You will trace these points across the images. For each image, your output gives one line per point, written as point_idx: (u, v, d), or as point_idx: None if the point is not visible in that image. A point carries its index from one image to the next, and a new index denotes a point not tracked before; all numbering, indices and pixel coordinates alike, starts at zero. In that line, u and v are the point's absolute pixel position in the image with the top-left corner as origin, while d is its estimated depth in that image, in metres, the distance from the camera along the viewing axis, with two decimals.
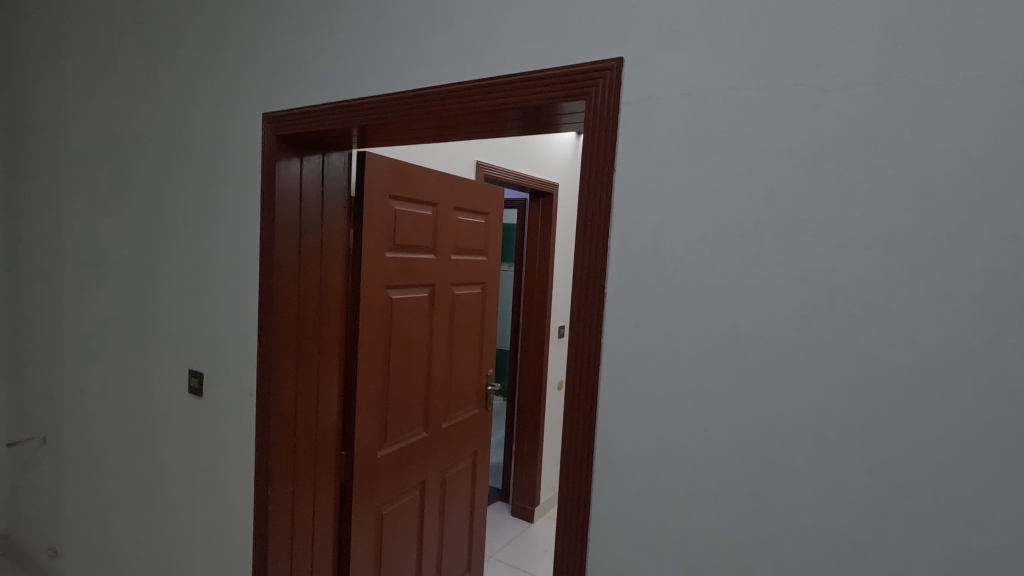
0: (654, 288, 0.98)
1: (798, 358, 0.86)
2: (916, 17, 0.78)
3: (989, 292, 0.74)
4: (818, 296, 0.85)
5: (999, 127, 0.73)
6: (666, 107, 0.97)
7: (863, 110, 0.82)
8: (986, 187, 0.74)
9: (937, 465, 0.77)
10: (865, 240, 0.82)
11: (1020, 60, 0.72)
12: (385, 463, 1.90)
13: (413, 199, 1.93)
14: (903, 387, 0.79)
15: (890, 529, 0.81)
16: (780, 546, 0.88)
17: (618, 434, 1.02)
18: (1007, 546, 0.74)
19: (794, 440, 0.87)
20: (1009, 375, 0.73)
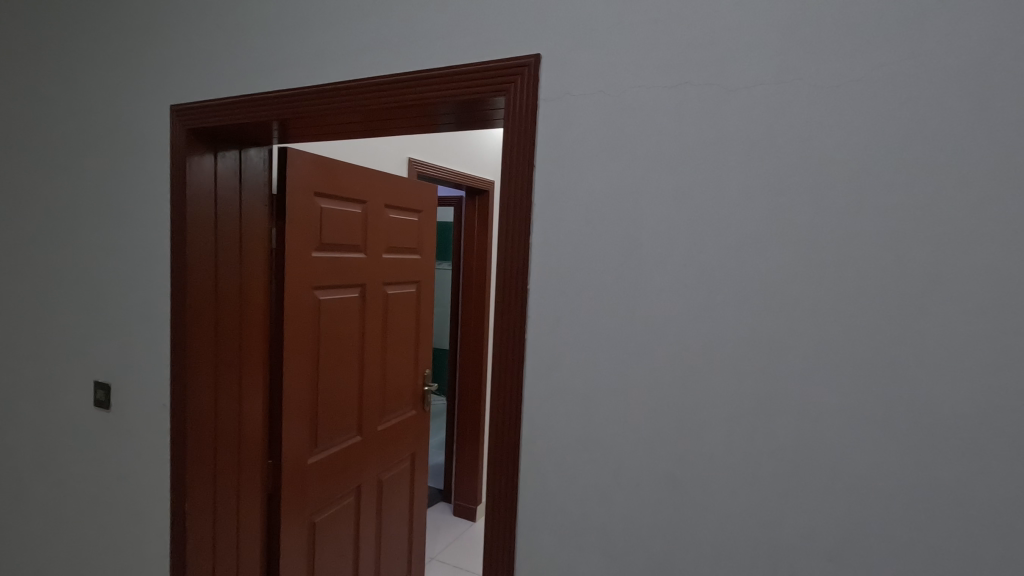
0: (574, 284, 0.99)
1: (707, 351, 0.90)
2: (811, 22, 0.83)
3: (877, 281, 0.79)
4: (728, 289, 0.88)
5: (875, 128, 0.79)
6: (583, 105, 0.98)
7: (765, 110, 0.85)
8: (867, 186, 0.80)
9: (835, 446, 0.82)
10: (767, 234, 0.86)
11: (889, 67, 0.78)
12: (316, 469, 1.84)
13: (340, 197, 1.87)
14: (804, 372, 0.84)
15: (791, 510, 0.85)
16: (698, 532, 0.91)
17: (543, 430, 1.02)
18: (893, 517, 0.80)
19: (706, 429, 0.90)
20: (889, 358, 0.79)
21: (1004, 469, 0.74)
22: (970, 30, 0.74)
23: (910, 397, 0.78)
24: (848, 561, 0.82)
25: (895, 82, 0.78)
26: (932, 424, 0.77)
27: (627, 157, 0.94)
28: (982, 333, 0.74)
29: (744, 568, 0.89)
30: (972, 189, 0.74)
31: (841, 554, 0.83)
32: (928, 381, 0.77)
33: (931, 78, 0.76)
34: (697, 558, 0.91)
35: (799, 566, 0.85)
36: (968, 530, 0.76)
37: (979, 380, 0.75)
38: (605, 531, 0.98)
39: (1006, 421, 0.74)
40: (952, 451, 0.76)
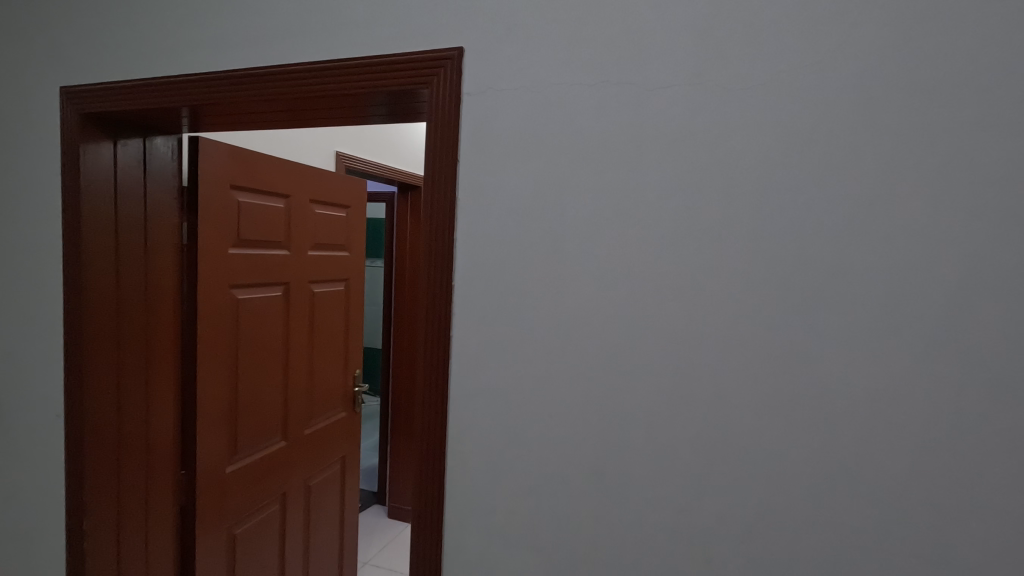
0: (499, 280, 0.99)
1: (627, 345, 0.92)
2: (722, 28, 0.86)
3: (781, 275, 0.84)
4: (647, 284, 0.90)
5: (777, 131, 0.84)
6: (507, 101, 0.97)
7: (681, 110, 0.88)
8: (771, 186, 0.84)
9: (746, 433, 0.86)
10: (681, 231, 0.89)
11: (789, 74, 0.83)
12: (236, 478, 1.74)
13: (260, 190, 1.78)
14: (717, 364, 0.87)
15: (706, 498, 0.88)
16: (620, 523, 0.93)
17: (469, 428, 1.01)
18: (798, 499, 0.84)
19: (628, 421, 0.92)
20: (792, 348, 0.84)
21: (893, 448, 0.80)
22: (862, 41, 0.80)
23: (812, 384, 0.83)
24: (759, 544, 0.86)
25: (794, 87, 0.83)
26: (829, 409, 0.82)
27: (551, 153, 0.95)
28: (873, 322, 0.80)
29: (664, 556, 0.91)
30: (861, 190, 0.80)
31: (752, 537, 0.86)
32: (827, 368, 0.82)
33: (828, 84, 0.81)
34: (620, 549, 0.93)
35: (714, 551, 0.88)
36: (863, 507, 0.81)
37: (872, 366, 0.81)
38: (532, 527, 0.98)
39: (892, 405, 0.80)
40: (848, 433, 0.82)
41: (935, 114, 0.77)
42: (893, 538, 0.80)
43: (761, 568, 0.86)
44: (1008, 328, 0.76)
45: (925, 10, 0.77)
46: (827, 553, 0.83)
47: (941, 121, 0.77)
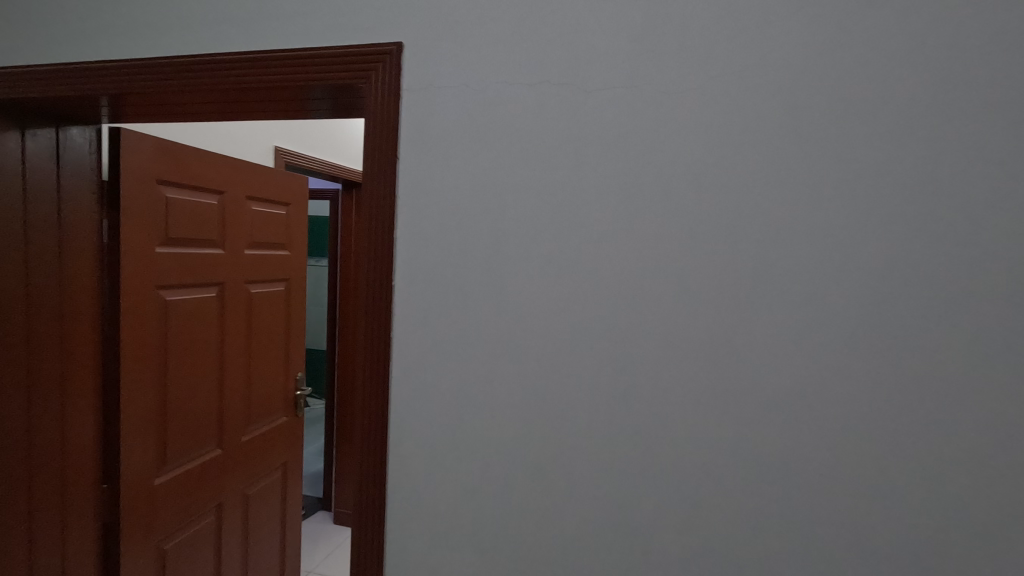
0: (440, 279, 0.97)
1: (569, 343, 0.92)
2: (657, 33, 0.88)
3: (713, 274, 0.87)
4: (587, 284, 0.91)
5: (710, 135, 0.86)
6: (448, 99, 0.96)
7: (618, 112, 0.89)
8: (703, 188, 0.87)
9: (682, 428, 0.88)
10: (619, 230, 0.90)
11: (720, 80, 0.86)
12: (166, 489, 1.64)
13: (192, 185, 1.68)
14: (654, 361, 0.89)
15: (644, 491, 0.90)
16: (562, 521, 0.93)
17: (411, 431, 0.99)
18: (731, 489, 0.87)
19: (569, 419, 0.92)
20: (725, 344, 0.87)
21: (816, 437, 0.84)
22: (786, 50, 0.84)
23: (744, 378, 0.86)
24: (695, 534, 0.88)
25: (725, 93, 0.86)
26: (759, 402, 0.86)
27: (491, 152, 0.94)
28: (799, 318, 0.84)
29: (605, 550, 0.92)
30: (786, 193, 0.84)
31: (689, 528, 0.89)
32: (757, 363, 0.86)
33: (756, 91, 0.85)
34: (562, 545, 0.93)
35: (652, 542, 0.90)
36: (790, 495, 0.85)
37: (798, 360, 0.84)
38: (475, 529, 0.97)
39: (815, 397, 0.84)
40: (777, 424, 0.85)
41: (852, 120, 0.82)
42: (818, 523, 0.84)
43: (697, 558, 0.88)
44: (919, 322, 0.81)
45: (842, 22, 0.82)
46: (758, 540, 0.86)
47: (858, 127, 0.82)
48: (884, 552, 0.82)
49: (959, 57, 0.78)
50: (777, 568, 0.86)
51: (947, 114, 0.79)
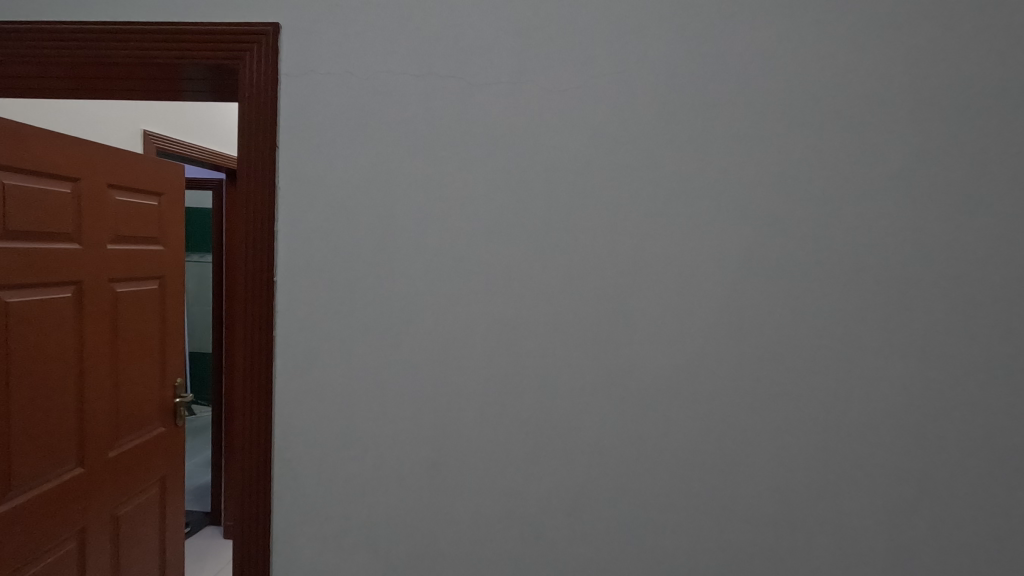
0: (324, 273, 0.93)
1: (462, 335, 0.92)
2: (542, 31, 0.90)
3: (596, 266, 0.91)
4: (477, 278, 0.92)
5: (591, 133, 0.90)
6: (330, 86, 0.92)
7: (505, 107, 0.91)
8: (586, 184, 0.91)
9: (570, 413, 0.92)
10: (508, 224, 0.91)
11: (599, 81, 0.90)
12: (14, 517, 1.44)
13: (37, 172, 1.48)
14: (543, 351, 0.92)
15: (535, 476, 0.93)
16: (457, 513, 0.93)
17: (298, 433, 0.95)
18: (615, 468, 0.92)
19: (462, 412, 0.93)
20: (608, 331, 0.91)
21: (688, 415, 0.91)
22: (659, 55, 0.89)
23: (624, 364, 0.91)
24: (583, 513, 0.92)
25: (605, 94, 0.90)
26: (639, 385, 0.91)
27: (378, 143, 0.92)
28: (673, 306, 0.91)
29: (498, 538, 0.93)
30: (659, 190, 0.90)
31: (577, 509, 0.93)
32: (637, 349, 0.91)
33: (633, 92, 0.90)
34: (456, 535, 0.94)
35: (544, 524, 0.93)
36: (668, 470, 0.92)
37: (672, 344, 0.91)
38: (369, 529, 0.95)
39: (686, 379, 0.91)
40: (655, 405, 0.91)
41: (717, 123, 0.89)
42: (692, 494, 0.92)
43: (586, 536, 0.93)
44: (771, 307, 0.90)
45: (706, 33, 0.89)
46: (640, 514, 0.92)
47: (722, 129, 0.89)
48: (747, 515, 0.92)
49: (803, 71, 0.89)
50: (656, 537, 0.92)
51: (793, 121, 0.89)
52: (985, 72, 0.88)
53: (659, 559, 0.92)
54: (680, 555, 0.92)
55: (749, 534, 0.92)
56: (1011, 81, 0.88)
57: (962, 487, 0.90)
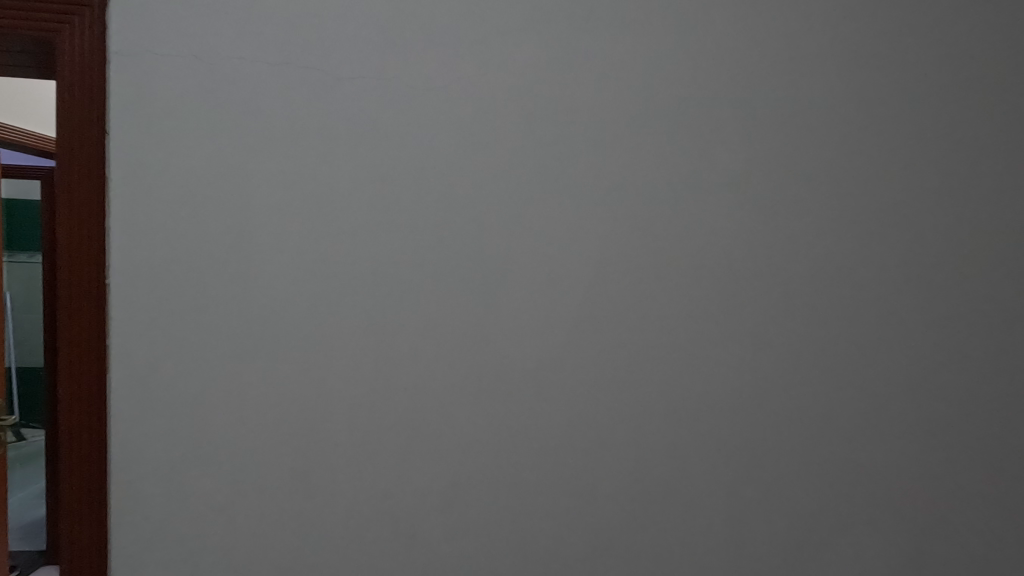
0: (170, 275, 0.85)
1: (328, 336, 0.89)
2: (406, 27, 0.89)
3: (466, 264, 0.92)
4: (345, 277, 0.89)
5: (459, 132, 0.91)
6: (173, 69, 0.84)
7: (370, 101, 0.89)
8: (455, 183, 0.91)
9: (442, 410, 0.92)
10: (376, 222, 0.90)
11: (466, 80, 0.91)
12: None
13: None
14: (414, 349, 0.91)
15: (408, 476, 0.92)
16: (327, 523, 0.90)
17: (140, 450, 0.85)
18: (488, 462, 0.94)
19: (331, 416, 0.89)
20: (478, 328, 0.93)
21: (557, 406, 0.96)
22: (523, 60, 0.93)
23: (495, 359, 0.94)
24: (457, 509, 0.93)
25: (471, 94, 0.91)
26: (509, 379, 0.94)
27: (229, 133, 0.85)
28: (540, 302, 0.95)
29: (371, 541, 0.91)
30: (525, 190, 0.94)
31: (451, 505, 0.93)
32: (507, 344, 0.94)
33: (499, 94, 0.92)
34: (325, 544, 0.90)
35: (418, 523, 0.92)
36: (538, 460, 0.95)
37: (540, 339, 0.95)
38: (228, 548, 0.88)
39: (554, 371, 0.95)
40: (524, 397, 0.95)
41: (578, 127, 0.95)
42: (561, 481, 0.96)
43: (460, 531, 0.94)
44: (628, 301, 0.97)
45: (567, 41, 0.94)
46: (512, 505, 0.95)
47: (582, 134, 0.95)
48: (612, 497, 0.97)
49: (653, 83, 0.97)
50: (528, 526, 0.95)
51: (645, 128, 0.97)
52: (802, 89, 1.00)
53: (532, 547, 0.96)
54: (551, 541, 0.96)
55: (614, 514, 0.98)
56: (823, 99, 1.01)
57: (793, 458, 1.02)
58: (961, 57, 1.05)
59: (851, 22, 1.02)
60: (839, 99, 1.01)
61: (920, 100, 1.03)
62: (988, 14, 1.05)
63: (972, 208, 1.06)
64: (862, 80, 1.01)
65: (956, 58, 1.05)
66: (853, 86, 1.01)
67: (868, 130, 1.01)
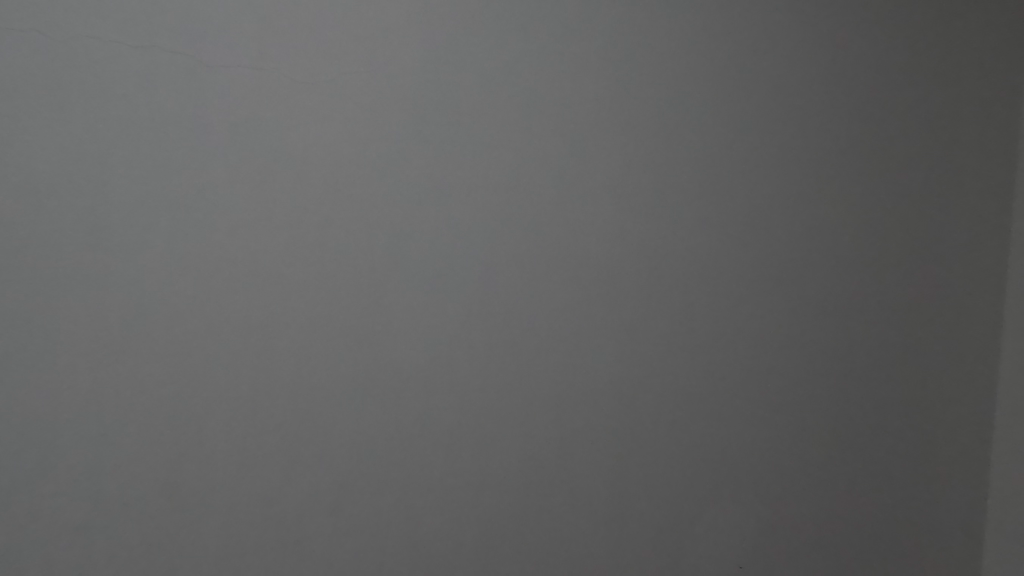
0: (26, 264, 0.85)
1: (209, 334, 0.92)
2: (277, 42, 0.93)
3: (352, 265, 0.97)
4: (222, 280, 0.92)
5: (342, 130, 0.96)
6: (27, 52, 0.84)
7: (244, 93, 0.92)
8: (336, 181, 0.96)
9: (329, 405, 0.97)
10: (252, 216, 0.93)
11: (347, 77, 0.96)
12: None
13: None
14: (299, 347, 0.95)
15: (295, 472, 0.96)
16: (212, 527, 0.93)
17: (9, 451, 0.85)
18: (376, 455, 0.99)
19: (211, 410, 0.93)
20: (365, 325, 0.98)
21: (443, 400, 1.01)
22: (398, 75, 0.98)
23: (382, 356, 0.98)
24: (346, 505, 0.98)
25: (354, 93, 0.96)
26: (396, 373, 0.99)
27: (94, 141, 0.87)
28: (426, 300, 1.00)
29: (257, 539, 0.95)
30: (410, 191, 0.99)
31: (339, 502, 0.98)
32: (394, 340, 0.99)
33: (376, 107, 0.97)
34: (208, 541, 0.93)
35: (305, 521, 0.96)
36: (426, 452, 1.01)
37: (427, 336, 1.00)
38: (113, 554, 0.90)
39: (440, 366, 1.01)
40: (411, 391, 1.00)
41: (455, 140, 1.00)
42: (449, 473, 1.02)
43: (349, 529, 0.98)
44: (510, 299, 1.04)
45: (442, 58, 0.99)
46: (402, 499, 1.00)
47: (464, 135, 1.01)
48: (498, 491, 1.04)
49: (528, 101, 1.04)
50: (417, 519, 1.01)
51: (522, 144, 1.03)
52: (664, 106, 1.11)
53: (421, 540, 1.01)
54: (439, 533, 1.02)
55: (500, 503, 1.04)
56: (682, 116, 1.12)
57: (664, 444, 1.12)
58: (805, 85, 1.19)
59: (710, 49, 1.13)
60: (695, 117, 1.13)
61: (766, 119, 1.17)
62: (824, 45, 1.20)
63: (814, 223, 1.20)
64: (715, 100, 1.14)
65: (800, 84, 1.19)
66: (707, 105, 1.13)
67: (719, 147, 1.14)
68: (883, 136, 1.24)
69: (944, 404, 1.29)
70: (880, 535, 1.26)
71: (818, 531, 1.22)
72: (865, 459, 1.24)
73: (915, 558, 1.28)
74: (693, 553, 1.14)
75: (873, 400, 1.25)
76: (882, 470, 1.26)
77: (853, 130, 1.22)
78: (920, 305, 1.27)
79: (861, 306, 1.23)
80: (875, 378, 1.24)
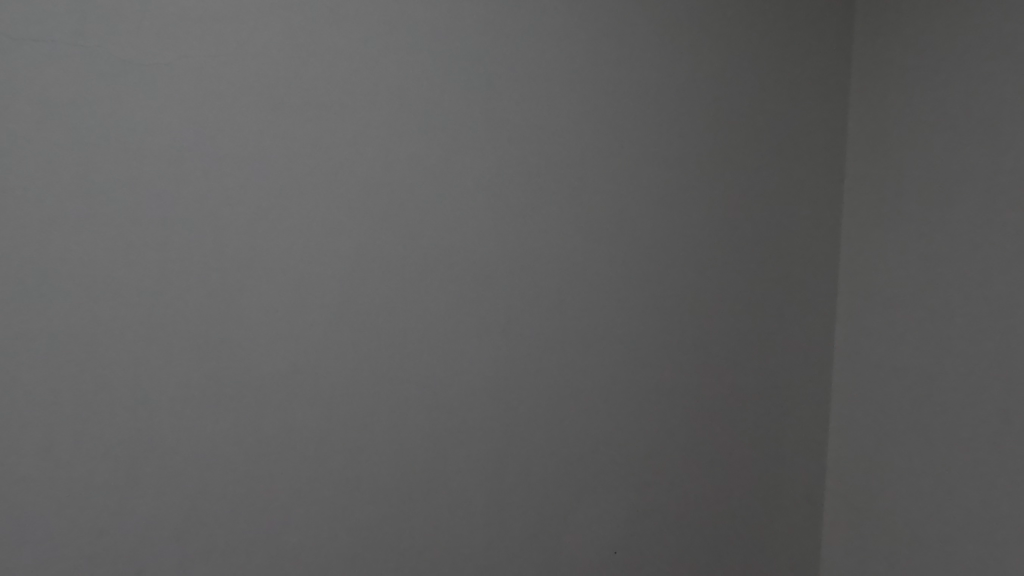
0: None
1: (19, 349, 0.80)
2: (94, 15, 0.82)
3: (199, 267, 0.89)
4: (35, 288, 0.81)
5: (183, 118, 0.87)
6: None
7: (56, 74, 0.81)
8: (178, 175, 0.87)
9: (173, 422, 0.88)
10: (73, 214, 0.82)
11: (187, 60, 0.87)
12: None
13: None
14: (135, 359, 0.86)
15: (134, 498, 0.87)
16: (32, 562, 0.82)
17: None
18: (231, 471, 0.92)
19: (22, 436, 0.81)
20: (215, 332, 0.90)
21: (307, 408, 0.96)
22: (242, 62, 0.90)
23: (236, 365, 0.91)
24: (197, 529, 0.90)
25: (195, 77, 0.88)
26: (252, 382, 0.92)
27: None
28: (286, 303, 0.94)
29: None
30: (265, 187, 0.92)
31: (189, 526, 0.90)
32: (249, 348, 0.92)
33: (216, 93, 0.89)
34: None
35: (147, 550, 0.88)
36: (288, 464, 0.95)
37: (287, 342, 0.94)
38: None
39: (302, 373, 0.96)
40: (270, 401, 0.94)
41: (312, 130, 0.95)
42: (315, 484, 0.97)
43: (201, 554, 0.91)
44: (379, 301, 1.00)
45: (293, 43, 0.93)
46: (262, 516, 0.94)
47: (324, 128, 0.96)
48: (368, 497, 1.01)
49: (393, 93, 1.00)
50: (280, 535, 0.95)
51: (388, 137, 1.00)
52: (534, 109, 1.12)
53: (285, 557, 0.96)
54: (306, 547, 0.97)
55: (372, 510, 1.02)
56: (552, 119, 1.14)
57: (538, 439, 1.15)
58: (666, 93, 1.26)
59: (577, 54, 1.16)
60: (564, 120, 1.16)
61: (631, 124, 1.23)
62: (682, 57, 1.28)
63: (675, 223, 1.28)
64: (583, 105, 1.17)
65: (661, 93, 1.26)
66: (575, 109, 1.17)
67: (587, 150, 1.18)
68: (734, 144, 1.35)
69: (786, 386, 1.44)
70: (735, 507, 1.39)
71: (683, 509, 1.32)
72: (722, 443, 1.36)
73: (764, 524, 1.43)
74: (569, 541, 1.18)
75: (729, 387, 1.36)
76: (737, 453, 1.38)
77: (708, 137, 1.32)
78: (766, 297, 1.40)
79: (717, 302, 1.34)
80: (731, 366, 1.36)
